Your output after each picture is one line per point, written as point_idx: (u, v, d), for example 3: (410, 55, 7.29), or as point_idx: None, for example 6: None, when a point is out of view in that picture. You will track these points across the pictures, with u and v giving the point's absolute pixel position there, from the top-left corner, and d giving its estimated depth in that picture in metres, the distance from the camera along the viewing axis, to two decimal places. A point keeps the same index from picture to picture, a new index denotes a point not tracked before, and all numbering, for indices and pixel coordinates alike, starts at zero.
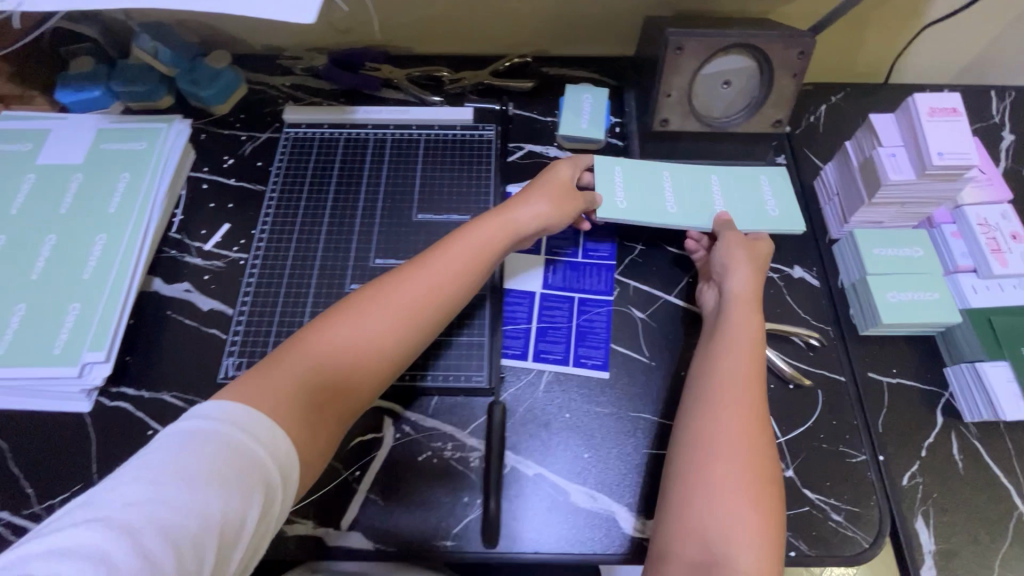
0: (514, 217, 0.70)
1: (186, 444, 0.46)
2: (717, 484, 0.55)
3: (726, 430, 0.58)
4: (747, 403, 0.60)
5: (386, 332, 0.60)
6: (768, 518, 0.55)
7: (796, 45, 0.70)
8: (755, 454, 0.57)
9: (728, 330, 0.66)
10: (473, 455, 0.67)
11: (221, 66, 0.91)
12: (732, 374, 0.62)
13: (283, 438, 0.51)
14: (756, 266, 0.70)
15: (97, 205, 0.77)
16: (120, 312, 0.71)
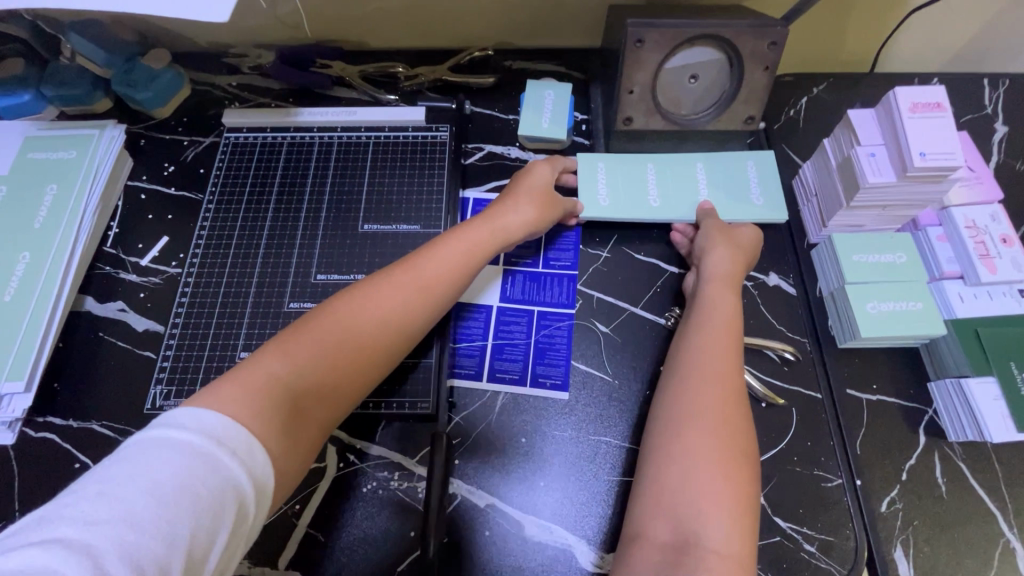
0: (504, 227, 0.66)
1: (155, 451, 0.40)
2: (687, 455, 0.51)
3: (700, 401, 0.54)
4: (721, 372, 0.56)
5: (376, 325, 0.56)
6: (744, 491, 0.50)
7: (767, 35, 0.64)
8: (731, 428, 0.53)
9: (707, 306, 0.62)
10: (420, 485, 0.63)
11: (160, 67, 0.85)
12: (709, 347, 0.58)
13: (262, 450, 0.44)
14: (742, 251, 0.67)
15: (22, 220, 0.72)
16: (43, 336, 0.66)
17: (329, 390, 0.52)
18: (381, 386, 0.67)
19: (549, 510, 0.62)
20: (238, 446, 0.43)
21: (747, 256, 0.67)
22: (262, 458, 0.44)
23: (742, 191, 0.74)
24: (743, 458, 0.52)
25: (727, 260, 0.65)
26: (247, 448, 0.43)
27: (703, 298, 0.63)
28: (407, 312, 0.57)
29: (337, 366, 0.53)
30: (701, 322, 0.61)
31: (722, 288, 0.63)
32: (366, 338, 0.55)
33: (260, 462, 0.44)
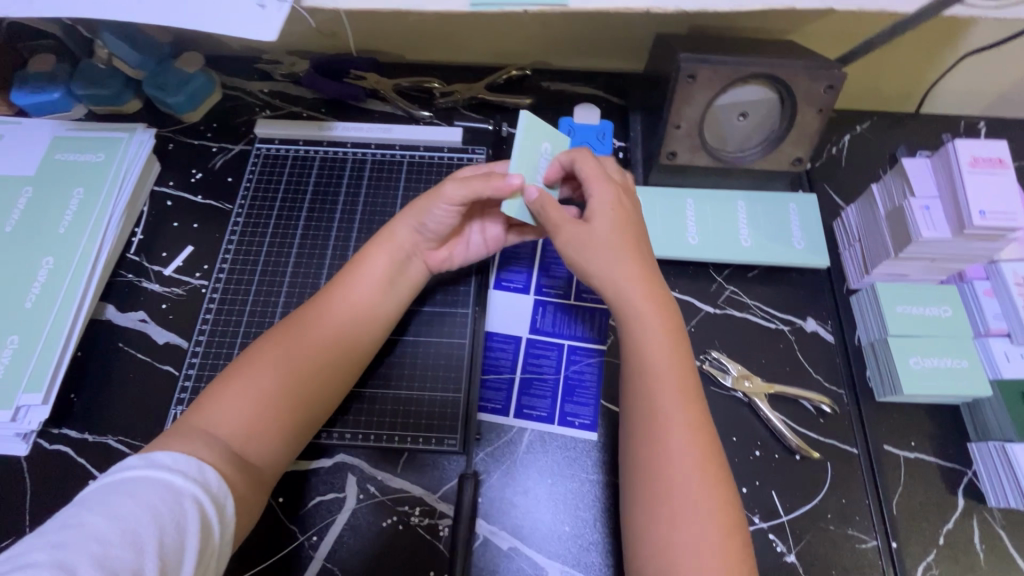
0: (406, 234, 0.65)
1: (104, 487, 0.42)
2: (681, 553, 0.48)
3: (678, 482, 0.50)
4: (686, 438, 0.51)
5: (309, 361, 0.57)
6: (741, 562, 0.48)
7: (824, 78, 0.62)
8: (714, 499, 0.50)
9: (643, 349, 0.55)
10: (442, 522, 0.61)
11: (193, 70, 0.83)
12: (668, 409, 0.52)
13: (212, 475, 0.46)
14: (620, 244, 0.57)
15: (46, 223, 0.70)
16: (63, 347, 0.64)
17: (278, 431, 0.54)
18: (409, 420, 0.65)
19: (571, 555, 0.60)
20: (189, 469, 0.45)
21: (633, 231, 0.58)
22: (216, 478, 0.46)
23: (784, 234, 0.73)
24: (734, 523, 0.49)
25: (629, 270, 0.56)
26: (200, 470, 0.46)
27: (632, 337, 0.55)
28: (347, 349, 0.60)
29: (289, 405, 0.55)
30: (649, 377, 0.54)
31: (659, 318, 0.55)
32: (318, 375, 0.58)
33: (215, 480, 0.46)
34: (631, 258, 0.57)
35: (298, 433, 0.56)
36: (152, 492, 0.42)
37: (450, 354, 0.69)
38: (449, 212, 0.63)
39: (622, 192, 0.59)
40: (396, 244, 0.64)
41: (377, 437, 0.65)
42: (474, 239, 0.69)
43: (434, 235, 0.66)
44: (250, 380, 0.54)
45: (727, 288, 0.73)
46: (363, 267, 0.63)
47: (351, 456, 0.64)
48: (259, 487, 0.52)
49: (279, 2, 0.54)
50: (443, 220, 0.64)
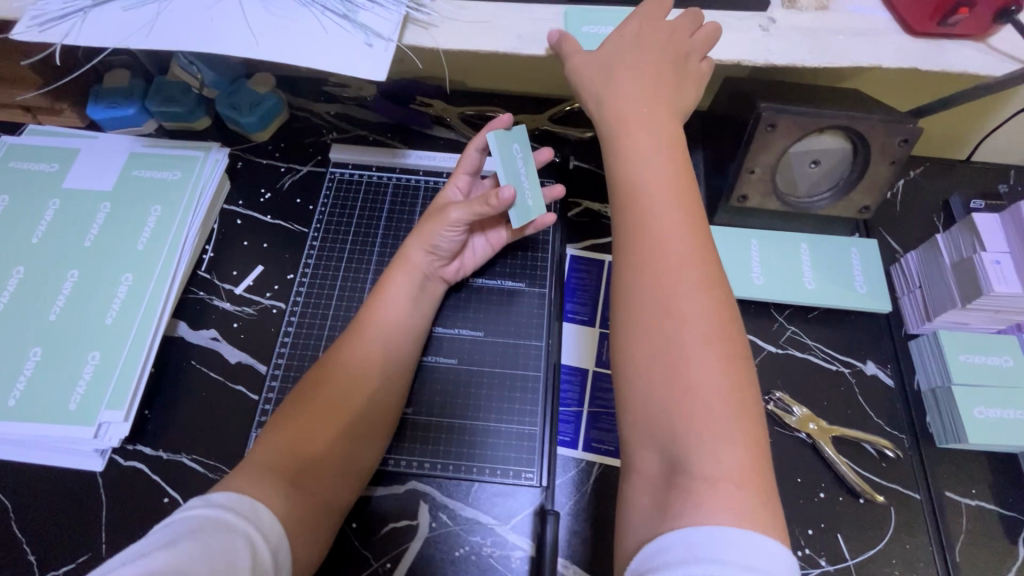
0: (421, 260, 0.69)
1: (168, 526, 0.45)
2: (679, 357, 0.46)
3: (673, 294, 0.48)
4: (682, 243, 0.49)
5: (341, 387, 0.60)
6: (741, 365, 0.46)
7: (900, 132, 0.64)
8: (712, 307, 0.48)
9: (636, 161, 0.53)
10: (514, 554, 0.62)
11: (265, 91, 0.84)
12: (659, 220, 0.50)
13: (265, 512, 0.49)
14: (624, 71, 0.56)
15: (124, 239, 0.72)
16: (143, 364, 0.65)
17: (325, 449, 0.57)
18: (481, 451, 0.66)
19: None
20: (241, 506, 0.48)
21: (650, 70, 0.56)
22: (268, 513, 0.49)
23: (847, 278, 0.74)
24: (728, 321, 0.48)
25: (630, 84, 0.55)
26: (251, 507, 0.48)
27: (628, 154, 0.54)
28: (375, 365, 0.63)
29: (319, 418, 0.58)
30: (648, 210, 0.51)
31: (649, 135, 0.54)
32: (341, 381, 0.61)
33: (268, 520, 0.49)
34: (633, 78, 0.55)
35: (346, 453, 0.59)
36: (209, 529, 0.45)
37: (520, 384, 0.70)
38: (456, 231, 0.67)
39: (652, 27, 0.56)
40: (413, 268, 0.69)
41: (451, 467, 0.66)
42: (479, 245, 0.74)
43: (446, 252, 0.70)
44: (291, 414, 0.58)
45: (788, 328, 0.75)
46: (388, 295, 0.67)
47: (423, 483, 0.65)
48: (319, 521, 0.55)
49: (385, 42, 0.56)
50: (450, 237, 0.68)
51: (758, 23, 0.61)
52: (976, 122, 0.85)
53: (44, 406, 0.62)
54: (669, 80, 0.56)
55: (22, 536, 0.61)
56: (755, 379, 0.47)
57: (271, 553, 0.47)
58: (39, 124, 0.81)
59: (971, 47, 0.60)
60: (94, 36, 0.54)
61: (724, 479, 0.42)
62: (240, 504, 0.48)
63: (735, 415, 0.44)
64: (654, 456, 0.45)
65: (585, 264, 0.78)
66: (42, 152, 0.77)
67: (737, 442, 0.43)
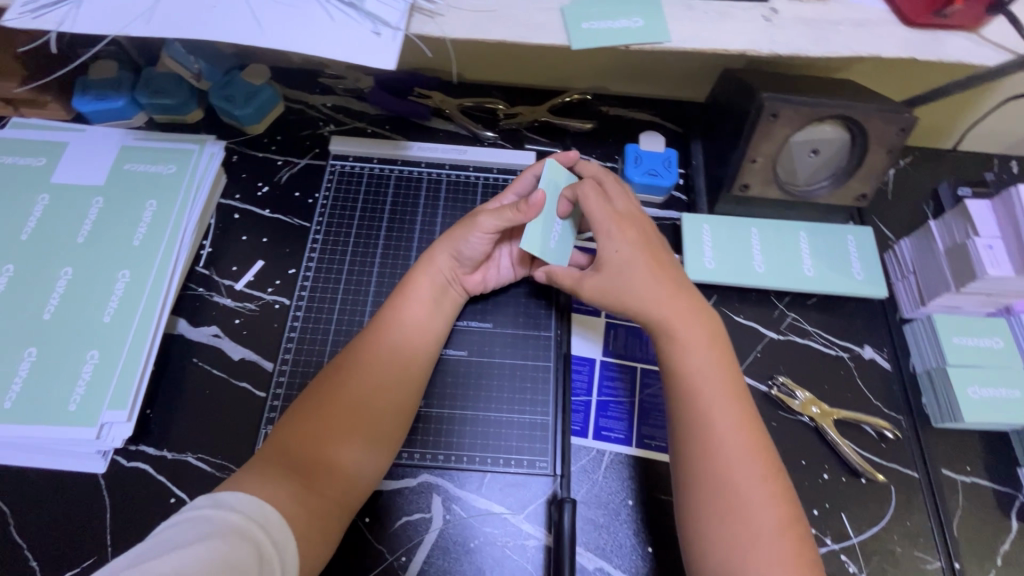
0: (445, 262, 0.68)
1: (178, 526, 0.45)
2: (739, 520, 0.52)
3: (738, 480, 0.53)
4: (738, 431, 0.55)
5: (366, 397, 0.59)
6: (803, 545, 0.51)
7: (897, 121, 0.65)
8: (771, 485, 0.53)
9: (684, 354, 0.59)
10: (529, 543, 0.62)
11: (260, 82, 0.83)
12: (718, 411, 0.56)
13: (273, 512, 0.49)
14: (651, 275, 0.62)
15: (120, 235, 0.70)
16: (144, 363, 0.63)
17: (340, 462, 0.56)
18: (494, 442, 0.67)
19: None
20: (250, 508, 0.48)
21: (656, 257, 0.64)
22: (276, 514, 0.49)
23: (844, 264, 0.76)
24: (790, 504, 0.53)
25: (665, 288, 0.62)
26: (259, 509, 0.48)
27: (676, 342, 0.60)
28: (401, 377, 0.62)
29: (337, 428, 0.57)
30: (699, 386, 0.57)
31: (698, 327, 0.60)
32: (369, 405, 0.59)
33: (276, 520, 0.49)
34: (670, 285, 0.62)
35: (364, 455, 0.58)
36: (216, 531, 0.45)
37: (532, 377, 0.71)
38: (485, 238, 0.67)
39: (632, 227, 0.65)
40: (438, 278, 0.68)
41: (464, 459, 0.66)
42: (503, 264, 0.73)
43: (471, 260, 0.69)
44: (308, 416, 0.57)
45: (789, 315, 0.76)
46: (411, 297, 0.66)
47: (434, 475, 0.65)
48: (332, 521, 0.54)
49: (394, 31, 0.55)
50: (477, 246, 0.68)
51: (761, 13, 0.61)
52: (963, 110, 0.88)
53: (42, 408, 0.60)
54: (673, 269, 0.64)
55: (24, 541, 0.59)
56: (807, 529, 0.53)
57: (278, 556, 0.47)
58: (22, 117, 0.78)
59: (967, 39, 0.61)
60: (90, 24, 0.52)
61: None
62: (249, 507, 0.48)
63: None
64: None
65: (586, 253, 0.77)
66: (29, 146, 0.75)
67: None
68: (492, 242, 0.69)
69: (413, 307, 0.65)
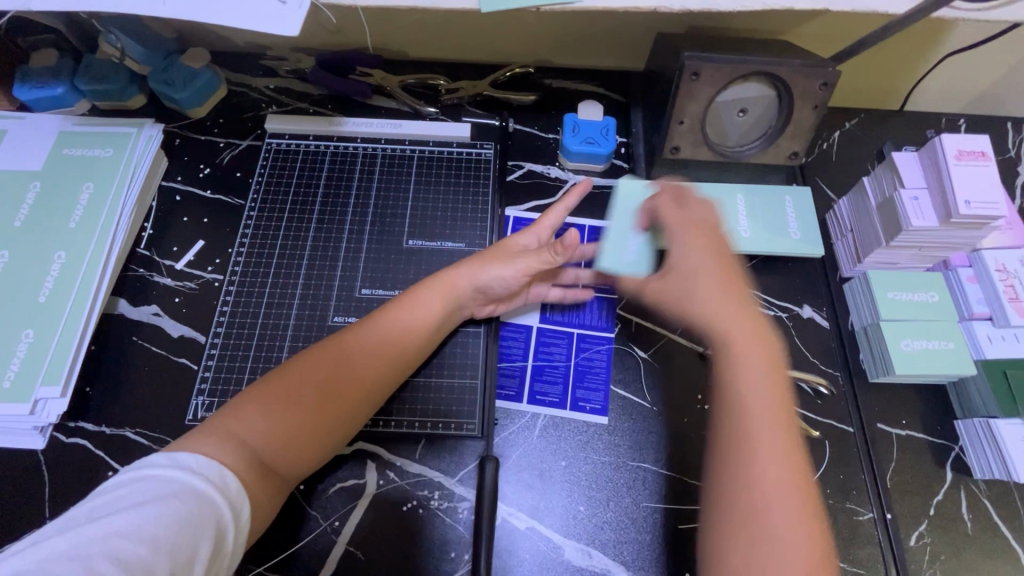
0: (462, 290, 0.68)
1: (132, 483, 0.46)
2: (769, 559, 0.46)
3: (773, 514, 0.48)
4: (783, 462, 0.50)
5: (344, 395, 0.59)
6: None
7: (819, 76, 0.65)
8: (807, 525, 0.48)
9: (740, 373, 0.54)
10: (461, 506, 0.63)
11: (199, 66, 0.83)
12: (762, 434, 0.51)
13: (233, 481, 0.50)
14: (714, 287, 0.59)
15: (57, 218, 0.71)
16: (79, 342, 0.65)
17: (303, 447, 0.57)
18: (426, 407, 0.68)
19: (586, 533, 0.63)
20: (209, 471, 0.49)
21: (724, 272, 0.60)
22: (234, 480, 0.50)
23: (782, 224, 0.76)
24: (822, 547, 0.47)
25: (720, 306, 0.58)
26: (217, 471, 0.49)
27: (730, 358, 0.55)
28: (385, 381, 0.63)
29: (313, 417, 0.57)
30: (746, 407, 0.52)
31: (757, 345, 0.55)
32: (340, 398, 0.59)
33: (233, 483, 0.50)
34: (728, 303, 0.58)
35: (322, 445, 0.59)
36: (175, 491, 0.46)
37: (463, 345, 0.71)
38: (514, 278, 0.68)
39: (701, 241, 0.62)
40: (455, 302, 0.68)
41: (395, 425, 0.67)
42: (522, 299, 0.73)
43: (496, 295, 0.70)
44: (285, 403, 0.56)
45: None
46: (411, 300, 0.66)
47: (368, 442, 0.66)
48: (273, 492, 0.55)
49: None
50: (502, 282, 0.68)
51: None
52: (907, 69, 0.87)
53: None
54: (742, 290, 0.60)
55: None
56: None
57: (233, 517, 0.49)
58: None
59: None
60: None
61: None
62: (208, 469, 0.48)
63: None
64: None
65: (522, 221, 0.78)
66: None
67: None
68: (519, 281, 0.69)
69: (411, 314, 0.65)
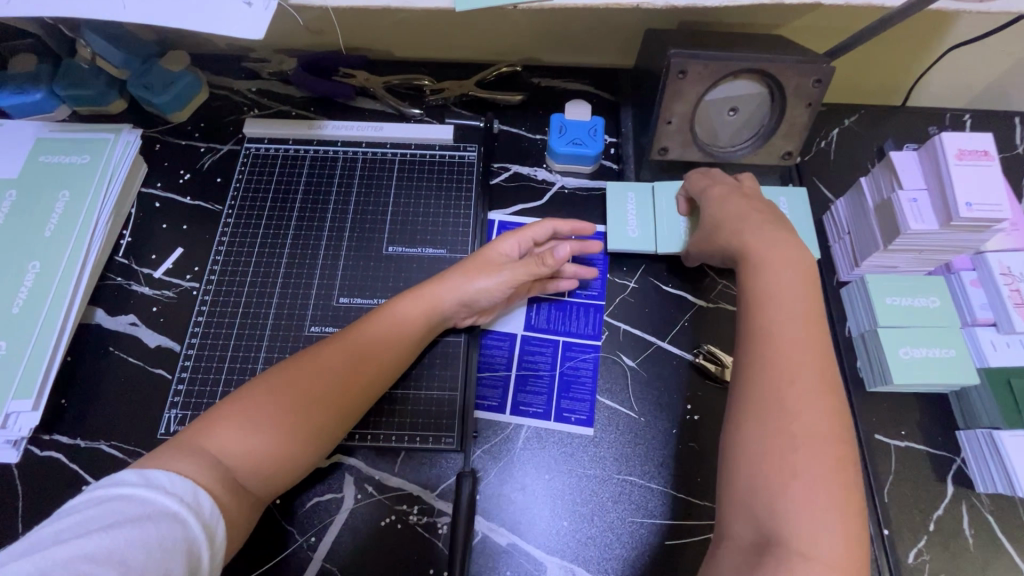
0: (445, 300, 0.66)
1: (102, 502, 0.43)
2: (789, 441, 0.48)
3: (794, 399, 0.49)
4: (804, 355, 0.51)
5: (339, 381, 0.59)
6: (848, 466, 0.47)
7: (813, 72, 0.62)
8: (828, 410, 0.49)
9: (765, 282, 0.56)
10: (441, 521, 0.62)
11: (179, 69, 0.82)
12: (785, 329, 0.53)
13: (207, 498, 0.48)
14: (747, 218, 0.62)
15: (33, 227, 0.69)
16: (52, 353, 0.64)
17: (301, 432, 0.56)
18: (407, 418, 0.66)
19: (570, 549, 0.61)
20: (185, 493, 0.47)
21: (761, 212, 0.63)
22: (209, 502, 0.48)
23: None
24: (844, 437, 0.48)
25: (748, 223, 0.61)
26: (193, 493, 0.47)
27: (756, 270, 0.58)
28: (376, 379, 0.62)
29: (310, 400, 0.57)
30: (770, 307, 0.55)
31: (782, 251, 0.58)
32: (339, 382, 0.59)
33: (208, 506, 0.48)
34: (752, 221, 0.61)
35: (319, 441, 0.57)
36: (149, 515, 0.43)
37: (443, 355, 0.69)
38: (500, 292, 0.67)
39: (735, 195, 0.65)
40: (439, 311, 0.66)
41: (373, 437, 0.65)
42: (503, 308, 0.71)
43: (481, 309, 0.68)
44: (279, 380, 0.57)
45: (720, 282, 0.73)
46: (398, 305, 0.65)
47: (347, 454, 0.64)
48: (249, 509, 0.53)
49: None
50: (488, 296, 0.67)
51: None
52: (908, 63, 0.83)
53: None
54: (776, 214, 0.63)
55: None
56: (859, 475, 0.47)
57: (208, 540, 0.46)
58: None
59: None
60: None
61: (819, 556, 0.43)
62: (184, 491, 0.46)
63: (839, 516, 0.45)
64: (743, 538, 0.47)
65: (506, 226, 0.75)
66: None
67: (837, 530, 0.44)
68: (505, 294, 0.67)
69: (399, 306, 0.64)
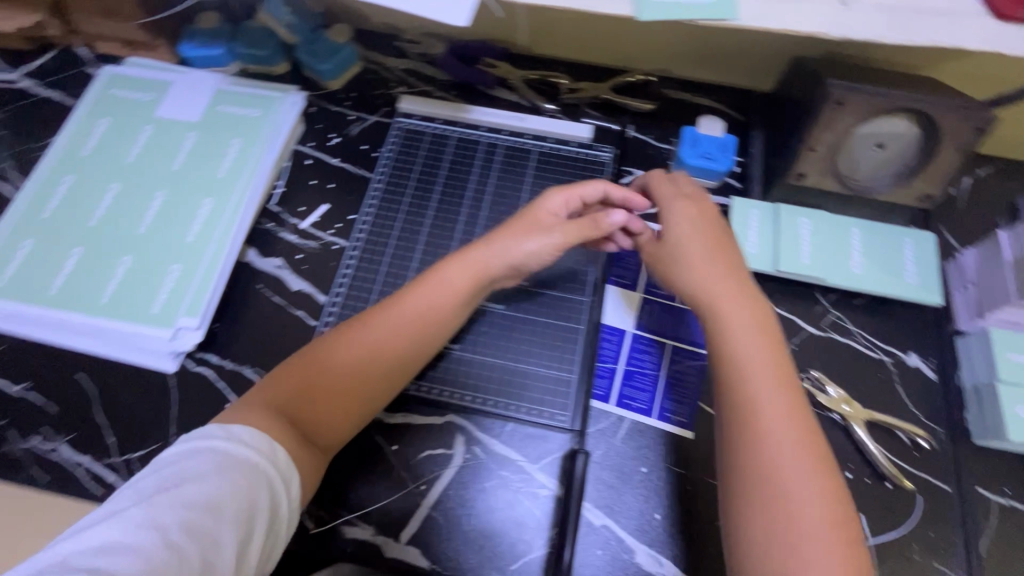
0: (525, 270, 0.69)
1: (191, 456, 0.51)
2: (789, 512, 0.51)
3: (793, 470, 0.53)
4: (789, 421, 0.55)
5: (374, 353, 0.62)
6: (843, 530, 0.52)
7: (974, 119, 0.63)
8: (823, 480, 0.53)
9: (734, 342, 0.59)
10: (541, 492, 0.66)
11: (342, 41, 0.89)
12: (767, 396, 0.56)
13: (281, 449, 0.54)
14: (713, 267, 0.64)
15: (208, 166, 0.78)
16: (217, 281, 0.72)
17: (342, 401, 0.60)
18: (521, 391, 0.70)
19: (659, 541, 0.64)
20: (259, 444, 0.53)
21: (714, 253, 0.65)
22: (284, 453, 0.54)
23: (897, 267, 0.74)
24: (838, 504, 0.52)
25: (709, 271, 0.64)
26: (268, 446, 0.54)
27: (721, 329, 0.61)
28: (408, 350, 0.63)
29: (343, 374, 0.60)
30: (743, 369, 0.58)
31: (744, 311, 0.61)
32: (368, 353, 0.61)
33: (282, 457, 0.54)
34: (730, 272, 0.64)
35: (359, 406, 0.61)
36: (232, 466, 0.51)
37: (563, 339, 0.73)
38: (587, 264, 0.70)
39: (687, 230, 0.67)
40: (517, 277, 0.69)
41: (489, 404, 0.70)
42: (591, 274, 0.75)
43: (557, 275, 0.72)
44: (315, 356, 0.61)
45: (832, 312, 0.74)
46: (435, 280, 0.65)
47: (461, 417, 0.69)
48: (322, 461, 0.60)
49: None
50: None
51: None
52: None
53: (132, 305, 0.71)
54: (729, 258, 0.66)
55: (103, 420, 0.68)
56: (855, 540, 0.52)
57: (284, 486, 0.53)
58: (136, 57, 0.88)
59: None
60: None
61: None
62: (256, 442, 0.53)
63: None
64: None
65: None
66: (141, 82, 0.84)
67: None
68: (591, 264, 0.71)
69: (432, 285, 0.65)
